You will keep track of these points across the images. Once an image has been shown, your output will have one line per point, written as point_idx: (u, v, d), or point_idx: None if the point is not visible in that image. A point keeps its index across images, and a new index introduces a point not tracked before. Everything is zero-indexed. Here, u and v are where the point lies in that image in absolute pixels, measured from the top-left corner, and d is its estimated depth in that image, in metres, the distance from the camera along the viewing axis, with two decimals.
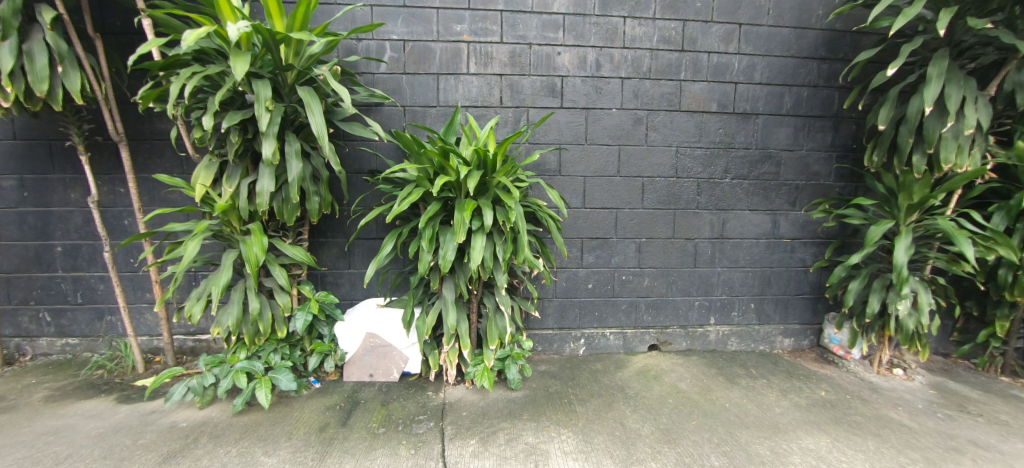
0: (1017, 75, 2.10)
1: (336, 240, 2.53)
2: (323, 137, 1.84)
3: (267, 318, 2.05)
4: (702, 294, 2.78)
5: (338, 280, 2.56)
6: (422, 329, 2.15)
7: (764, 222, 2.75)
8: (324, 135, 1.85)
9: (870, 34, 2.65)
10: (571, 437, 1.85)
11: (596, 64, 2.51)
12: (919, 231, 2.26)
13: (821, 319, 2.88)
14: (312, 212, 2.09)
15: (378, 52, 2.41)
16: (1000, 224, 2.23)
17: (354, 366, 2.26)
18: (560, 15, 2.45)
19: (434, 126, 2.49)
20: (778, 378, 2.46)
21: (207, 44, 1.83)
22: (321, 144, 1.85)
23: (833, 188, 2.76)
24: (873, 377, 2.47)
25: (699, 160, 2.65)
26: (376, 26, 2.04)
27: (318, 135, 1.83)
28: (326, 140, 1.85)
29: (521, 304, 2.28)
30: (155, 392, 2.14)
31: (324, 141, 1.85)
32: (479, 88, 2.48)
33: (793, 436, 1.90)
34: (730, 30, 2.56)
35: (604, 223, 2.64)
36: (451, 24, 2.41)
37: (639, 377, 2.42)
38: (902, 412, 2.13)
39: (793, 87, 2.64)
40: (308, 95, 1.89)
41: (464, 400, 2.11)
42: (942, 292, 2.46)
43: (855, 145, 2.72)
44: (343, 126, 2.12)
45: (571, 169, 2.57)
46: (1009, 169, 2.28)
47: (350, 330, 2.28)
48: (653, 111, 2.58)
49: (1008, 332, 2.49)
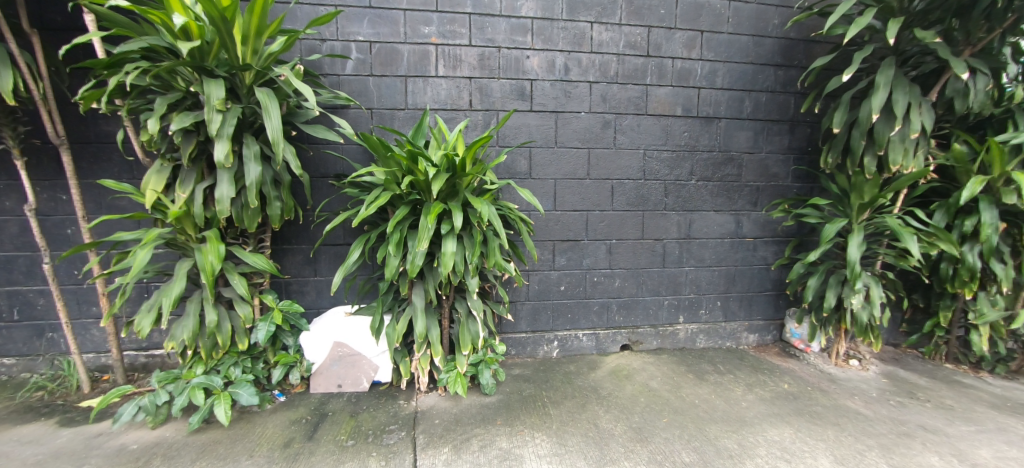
0: (956, 83, 2.23)
1: (300, 246, 2.44)
2: (279, 142, 1.78)
3: (226, 330, 1.95)
4: (671, 294, 2.84)
5: (303, 288, 2.47)
6: (392, 336, 2.10)
7: (728, 222, 2.84)
8: (280, 140, 1.79)
9: (822, 43, 2.79)
10: (545, 440, 1.84)
11: (565, 69, 2.54)
12: (869, 228, 2.39)
13: (783, 314, 3.00)
14: (274, 218, 2.02)
15: (344, 53, 2.35)
16: (941, 221, 2.38)
17: (321, 377, 2.18)
18: (527, 19, 2.46)
19: (403, 129, 2.45)
20: (745, 373, 2.54)
21: (156, 41, 1.75)
22: (278, 149, 1.78)
23: (791, 189, 2.88)
24: (832, 369, 2.58)
25: (666, 162, 2.71)
26: (333, 16, 1.96)
27: (273, 140, 1.77)
28: (284, 145, 1.79)
29: (493, 308, 2.26)
30: (103, 413, 1.99)
31: (280, 147, 1.79)
32: (448, 91, 2.45)
33: (758, 429, 1.96)
34: (692, 37, 2.64)
35: (575, 225, 2.66)
36: (419, 26, 2.38)
37: (612, 377, 2.45)
38: (858, 401, 2.23)
39: (752, 92, 2.74)
40: (266, 96, 1.82)
41: (437, 407, 2.07)
42: (892, 286, 2.60)
43: (810, 147, 2.85)
44: (307, 129, 2.05)
45: (542, 172, 2.58)
46: (948, 170, 2.45)
47: (317, 339, 2.20)
48: (620, 115, 2.62)
49: (950, 322, 2.66)
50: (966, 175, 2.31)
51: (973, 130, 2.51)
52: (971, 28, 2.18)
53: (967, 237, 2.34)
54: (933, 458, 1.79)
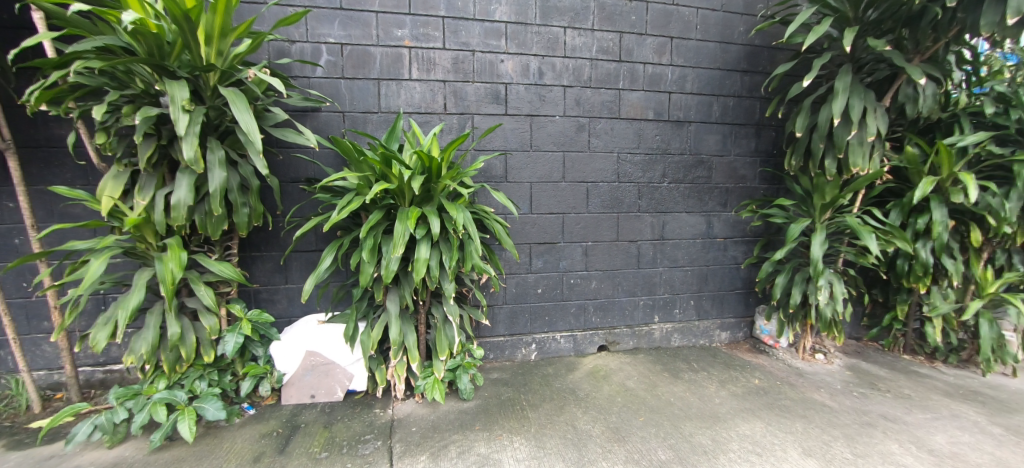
0: (907, 89, 2.36)
1: (270, 253, 2.37)
2: (254, 134, 1.72)
3: (191, 342, 1.88)
4: (646, 294, 2.89)
5: (273, 296, 2.40)
6: (367, 344, 2.05)
7: (699, 223, 2.91)
8: (256, 132, 1.73)
9: (785, 50, 2.90)
10: (523, 444, 1.84)
11: (539, 73, 2.56)
12: (831, 227, 2.49)
13: (753, 312, 3.09)
14: (241, 225, 1.95)
15: (314, 55, 2.30)
16: (897, 220, 2.51)
17: (292, 387, 2.11)
18: (501, 23, 2.47)
19: (376, 132, 2.42)
20: (717, 370, 2.60)
21: (111, 40, 1.67)
22: (254, 142, 1.73)
23: (759, 190, 2.98)
24: (799, 363, 2.68)
25: (639, 165, 2.76)
26: (300, 16, 1.91)
27: (248, 133, 1.71)
28: (258, 137, 1.73)
29: (470, 313, 2.24)
30: (55, 434, 1.88)
31: (256, 140, 1.73)
32: (422, 94, 2.43)
33: (730, 424, 2.01)
34: (663, 43, 2.70)
35: (551, 227, 2.67)
36: (391, 28, 2.36)
37: (589, 378, 2.46)
38: (824, 394, 2.32)
39: (720, 97, 2.83)
40: (233, 95, 1.75)
41: (414, 414, 2.04)
42: (853, 282, 2.72)
43: (775, 150, 2.96)
44: (275, 133, 2.00)
45: (517, 175, 2.59)
46: (902, 171, 2.58)
47: (288, 349, 2.12)
48: (594, 118, 2.66)
49: (907, 316, 2.80)
50: (918, 176, 2.44)
51: (923, 133, 2.66)
52: (919, 37, 2.31)
53: (920, 234, 2.48)
54: (893, 446, 1.88)
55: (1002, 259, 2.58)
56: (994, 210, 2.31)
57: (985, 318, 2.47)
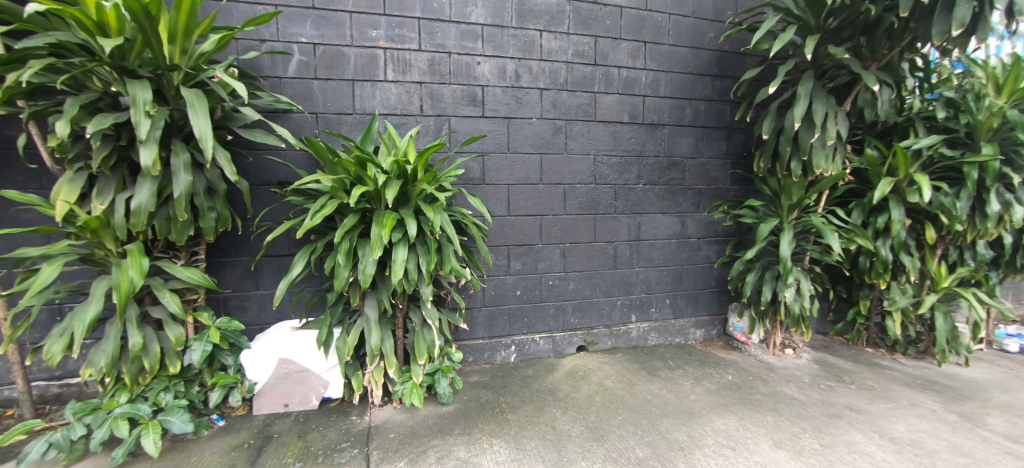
0: (866, 94, 2.48)
1: (240, 259, 2.29)
2: (205, 139, 1.67)
3: (155, 353, 1.80)
4: (623, 294, 2.93)
5: (243, 303, 2.32)
6: (343, 350, 2.01)
7: (673, 224, 2.98)
8: (207, 138, 1.67)
9: (753, 56, 3.00)
10: (503, 447, 1.83)
11: (516, 75, 2.57)
12: (798, 227, 2.59)
13: (726, 309, 3.17)
14: (208, 230, 1.89)
15: (285, 55, 2.25)
16: (859, 219, 2.63)
17: (265, 397, 2.04)
18: (478, 25, 2.47)
19: (350, 134, 2.38)
20: (693, 367, 2.66)
21: (66, 37, 1.59)
22: (205, 147, 1.66)
23: (730, 191, 3.07)
24: (769, 358, 2.77)
25: (615, 167, 2.80)
26: (271, 16, 1.87)
27: (199, 138, 1.65)
28: (211, 144, 1.67)
29: (449, 316, 2.22)
30: (5, 454, 1.76)
31: (207, 146, 1.67)
32: (398, 96, 2.41)
33: (705, 420, 2.06)
34: (636, 47, 2.76)
35: (528, 229, 2.68)
36: (366, 29, 2.32)
37: (568, 378, 2.48)
38: (793, 387, 2.40)
39: (692, 101, 2.90)
40: (194, 97, 1.70)
41: (392, 421, 2.01)
42: (820, 279, 2.83)
43: (745, 153, 3.06)
44: (244, 134, 1.94)
45: (495, 177, 2.59)
46: (863, 172, 2.70)
47: (259, 357, 2.07)
48: (571, 121, 2.69)
49: (869, 310, 2.93)
50: (878, 177, 2.56)
51: (882, 136, 2.79)
52: (875, 45, 2.42)
53: (880, 232, 2.60)
54: (858, 435, 1.96)
55: (954, 255, 2.73)
56: (946, 209, 2.44)
57: (940, 310, 2.61)
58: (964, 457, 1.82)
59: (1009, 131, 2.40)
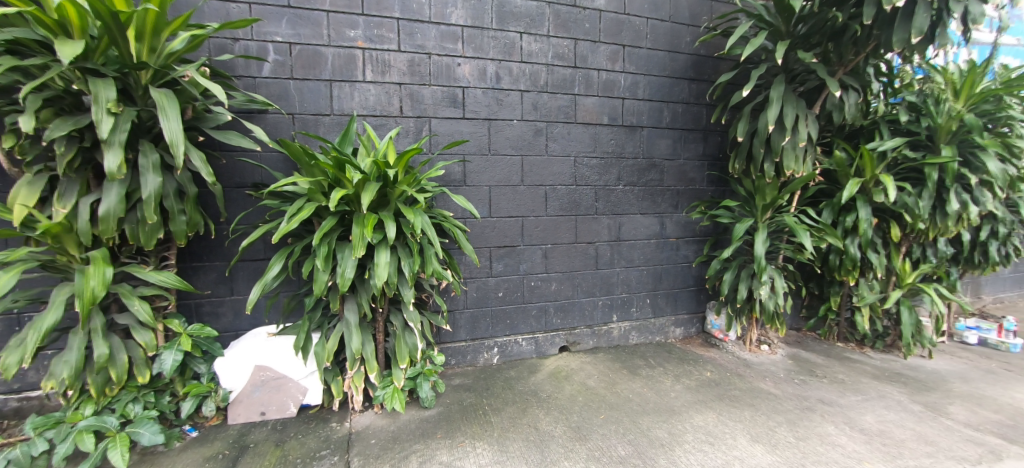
0: (834, 98, 2.57)
1: (213, 263, 2.23)
2: (177, 144, 1.62)
3: (121, 362, 1.73)
4: (604, 294, 2.96)
5: (217, 310, 2.25)
6: (322, 355, 1.97)
7: (653, 224, 3.02)
8: (180, 142, 1.63)
9: (727, 60, 3.08)
10: (486, 450, 1.83)
11: (496, 77, 2.57)
12: (772, 226, 2.66)
13: (704, 308, 3.24)
14: (178, 235, 1.82)
15: (260, 54, 2.20)
16: (828, 218, 2.72)
17: (240, 405, 1.98)
18: (457, 27, 2.46)
19: (328, 135, 2.33)
20: (673, 364, 2.71)
21: (23, 34, 1.52)
22: (177, 152, 1.62)
23: (706, 192, 3.14)
24: (746, 354, 2.84)
25: (595, 168, 2.83)
26: (250, 22, 1.83)
27: (171, 142, 1.60)
28: (184, 149, 1.63)
29: (431, 319, 2.20)
30: None
31: (179, 151, 1.62)
32: (377, 96, 2.38)
33: (685, 416, 2.10)
34: (615, 50, 2.79)
35: (510, 231, 2.68)
36: (344, 28, 2.29)
37: (551, 379, 2.49)
38: (768, 382, 2.47)
39: (669, 103, 2.96)
40: (163, 98, 1.64)
41: (373, 426, 1.97)
42: (793, 277, 2.92)
43: (721, 154, 3.13)
44: (217, 136, 1.89)
45: (476, 179, 2.58)
46: (832, 173, 2.80)
47: (234, 365, 2.01)
48: (551, 123, 2.70)
49: (840, 306, 3.04)
50: (846, 178, 2.66)
51: (850, 138, 2.90)
52: (842, 51, 2.51)
53: (849, 231, 2.69)
54: (830, 427, 2.02)
55: (918, 252, 2.85)
56: (910, 208, 2.55)
57: (905, 305, 2.72)
58: (928, 445, 1.90)
59: (966, 133, 2.53)
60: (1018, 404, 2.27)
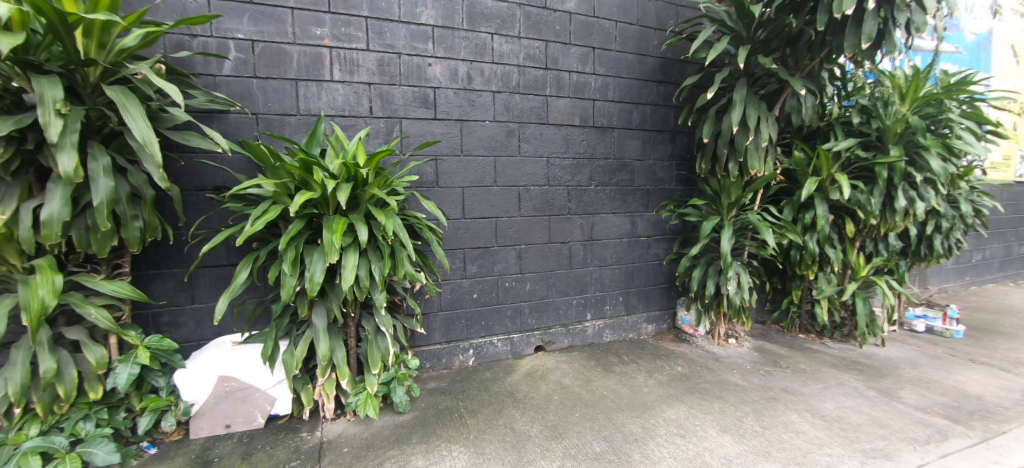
0: (792, 101, 2.69)
1: (172, 270, 2.12)
2: (151, 143, 1.55)
3: (71, 378, 1.62)
4: (578, 293, 3.00)
5: (176, 319, 2.14)
6: (290, 363, 1.90)
7: (624, 223, 3.08)
8: (153, 142, 1.55)
9: (693, 63, 3.18)
10: (462, 453, 1.81)
11: (467, 78, 2.56)
12: (737, 224, 2.76)
13: (674, 304, 3.32)
14: (132, 241, 1.72)
15: (220, 51, 2.11)
16: (789, 215, 2.84)
17: (203, 419, 1.89)
18: (428, 26, 2.44)
19: (294, 136, 2.26)
20: (645, 360, 2.77)
21: None
22: (151, 152, 1.55)
23: (675, 191, 3.22)
24: (715, 348, 2.94)
25: (568, 169, 2.86)
26: (207, 19, 1.75)
27: (145, 142, 1.53)
28: (157, 147, 1.55)
29: (404, 323, 2.17)
30: None
31: (154, 150, 1.55)
32: (345, 96, 2.32)
33: (658, 411, 2.14)
34: (585, 52, 2.83)
35: (484, 231, 2.68)
36: (310, 27, 2.23)
37: (526, 379, 2.50)
38: (736, 374, 2.56)
39: (639, 105, 3.02)
40: (121, 95, 1.56)
41: (345, 434, 1.93)
42: (757, 272, 3.03)
43: (688, 155, 3.23)
44: (175, 136, 1.81)
45: (449, 180, 2.56)
46: (792, 173, 2.93)
47: (195, 376, 1.90)
48: (523, 124, 2.71)
49: (801, 299, 3.18)
50: (805, 177, 2.79)
51: (808, 139, 3.04)
52: (798, 56, 2.63)
53: (808, 227, 2.82)
54: (793, 415, 2.11)
55: (871, 247, 3.02)
56: (863, 205, 2.70)
57: (860, 297, 2.88)
58: (883, 428, 2.01)
59: (911, 135, 2.69)
60: (961, 387, 2.44)
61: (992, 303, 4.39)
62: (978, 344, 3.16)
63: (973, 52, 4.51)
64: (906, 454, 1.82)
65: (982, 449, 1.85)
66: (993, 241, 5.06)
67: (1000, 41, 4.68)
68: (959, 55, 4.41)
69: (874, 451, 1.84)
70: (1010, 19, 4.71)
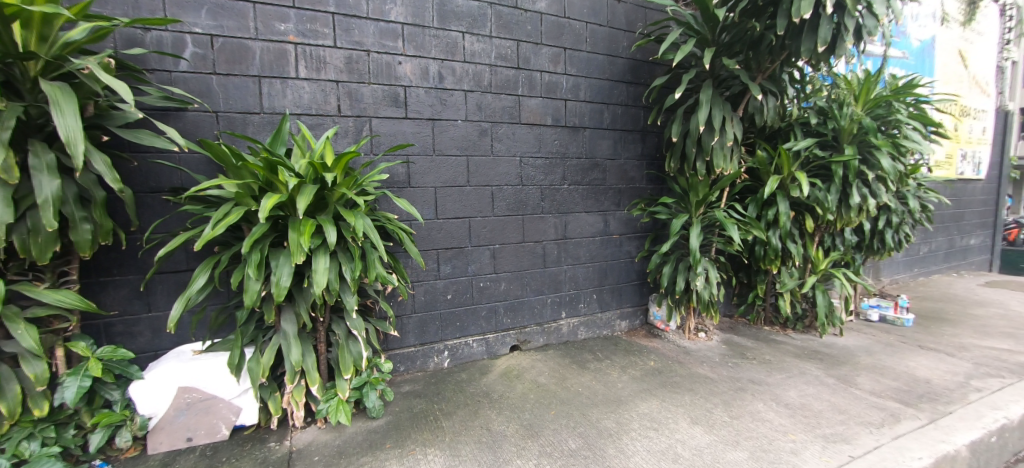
0: (755, 102, 2.78)
1: (126, 277, 2.01)
2: (76, 144, 1.44)
3: (13, 394, 1.52)
4: (552, 292, 3.01)
5: (132, 329, 2.03)
6: (256, 371, 1.83)
7: (597, 222, 3.12)
8: (78, 142, 1.45)
9: (661, 65, 3.25)
10: (437, 456, 1.79)
11: (439, 77, 2.53)
12: (705, 221, 2.84)
13: (646, 300, 3.39)
14: (82, 245, 1.61)
15: (176, 47, 2.01)
16: (754, 212, 2.95)
17: (162, 432, 1.79)
18: (397, 24, 2.40)
19: (258, 135, 2.18)
20: (619, 356, 2.81)
21: None
22: (76, 152, 1.44)
23: (646, 190, 3.29)
24: (685, 342, 3.02)
25: (541, 168, 2.87)
26: (167, 21, 1.75)
27: (68, 141, 1.42)
28: (81, 148, 1.45)
29: (377, 326, 2.13)
30: None
31: (78, 151, 1.44)
32: (312, 94, 2.26)
33: (631, 405, 2.18)
34: (557, 52, 2.85)
35: (457, 231, 2.65)
36: (273, 22, 2.15)
37: (502, 379, 2.49)
38: (706, 367, 2.63)
39: (609, 105, 3.07)
40: (56, 92, 1.46)
41: (316, 442, 1.87)
42: (725, 267, 3.13)
43: (658, 154, 3.30)
44: (126, 134, 1.71)
45: (421, 180, 2.52)
46: (755, 171, 3.05)
47: (153, 387, 1.78)
48: (496, 123, 2.70)
49: (766, 293, 3.30)
50: (767, 175, 2.90)
51: (770, 139, 3.16)
52: (760, 59, 2.73)
53: (771, 224, 2.93)
54: (759, 405, 2.19)
55: (829, 241, 3.17)
56: (821, 202, 2.83)
57: (819, 289, 3.02)
58: (841, 414, 2.11)
59: (864, 135, 2.84)
60: (911, 372, 2.59)
61: (938, 292, 4.69)
62: (926, 331, 3.36)
63: (919, 58, 4.80)
64: (863, 437, 1.91)
65: (931, 430, 1.96)
66: (938, 234, 5.40)
67: (942, 48, 5.01)
68: (906, 60, 4.68)
69: (834, 435, 1.93)
70: (951, 27, 5.04)
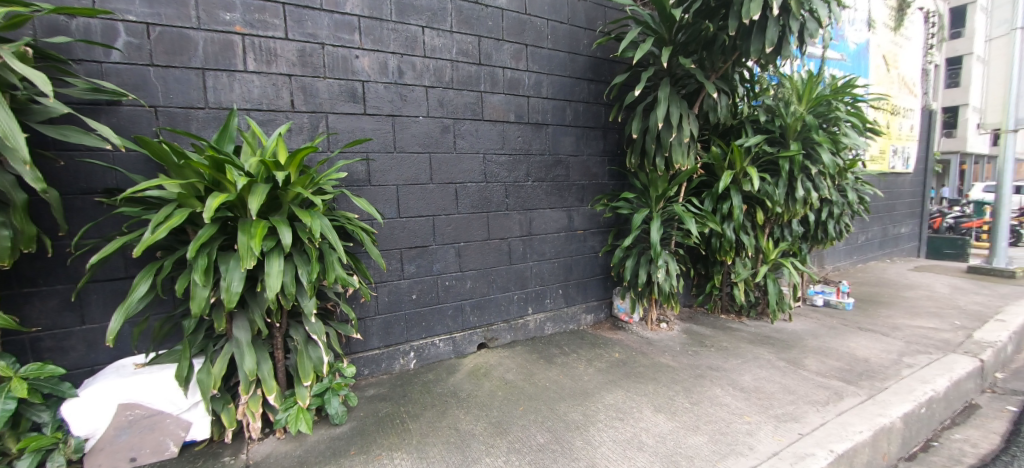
0: (710, 100, 2.89)
1: (54, 287, 1.84)
2: (14, 137, 1.33)
3: None
4: (519, 288, 3.01)
5: (63, 343, 1.86)
6: (207, 383, 1.72)
7: (561, 218, 3.15)
8: (14, 135, 1.34)
9: (621, 63, 3.32)
10: (405, 459, 1.76)
11: (398, 72, 2.46)
12: (664, 215, 2.93)
13: (610, 293, 3.46)
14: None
15: (107, 36, 1.85)
16: (710, 205, 3.07)
17: (100, 454, 1.65)
18: (353, 17, 2.32)
19: (202, 132, 2.05)
20: (585, 350, 2.86)
21: None
22: (17, 146, 1.33)
23: (608, 185, 3.35)
24: (648, 333, 3.11)
25: (504, 165, 2.86)
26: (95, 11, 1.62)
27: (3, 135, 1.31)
28: (22, 141, 1.34)
29: (338, 329, 2.06)
30: None
31: (19, 144, 1.34)
32: (262, 89, 2.14)
33: (598, 397, 2.22)
34: (518, 49, 2.85)
35: (421, 230, 2.61)
36: (217, 11, 2.02)
37: (469, 378, 2.48)
38: (668, 356, 2.72)
39: (571, 102, 3.10)
40: None
41: (275, 454, 1.79)
42: (684, 259, 3.25)
43: (619, 150, 3.37)
44: (49, 131, 1.56)
45: (382, 178, 2.45)
46: (710, 167, 3.17)
47: (90, 405, 1.64)
48: (458, 119, 2.67)
49: (722, 283, 3.46)
50: (722, 171, 3.03)
51: (724, 136, 3.30)
52: (713, 58, 2.83)
53: (725, 217, 3.06)
54: (717, 389, 2.29)
55: (778, 233, 3.35)
56: (770, 196, 2.98)
57: (770, 278, 3.19)
58: (791, 394, 2.24)
59: (807, 132, 3.01)
60: (852, 352, 2.78)
61: (874, 278, 5.06)
62: (863, 314, 3.63)
63: (855, 60, 5.15)
64: (810, 415, 2.04)
65: (870, 405, 2.11)
66: (874, 224, 5.83)
67: (875, 51, 5.39)
68: (844, 62, 5.01)
69: (785, 415, 2.05)
70: (882, 32, 5.45)
